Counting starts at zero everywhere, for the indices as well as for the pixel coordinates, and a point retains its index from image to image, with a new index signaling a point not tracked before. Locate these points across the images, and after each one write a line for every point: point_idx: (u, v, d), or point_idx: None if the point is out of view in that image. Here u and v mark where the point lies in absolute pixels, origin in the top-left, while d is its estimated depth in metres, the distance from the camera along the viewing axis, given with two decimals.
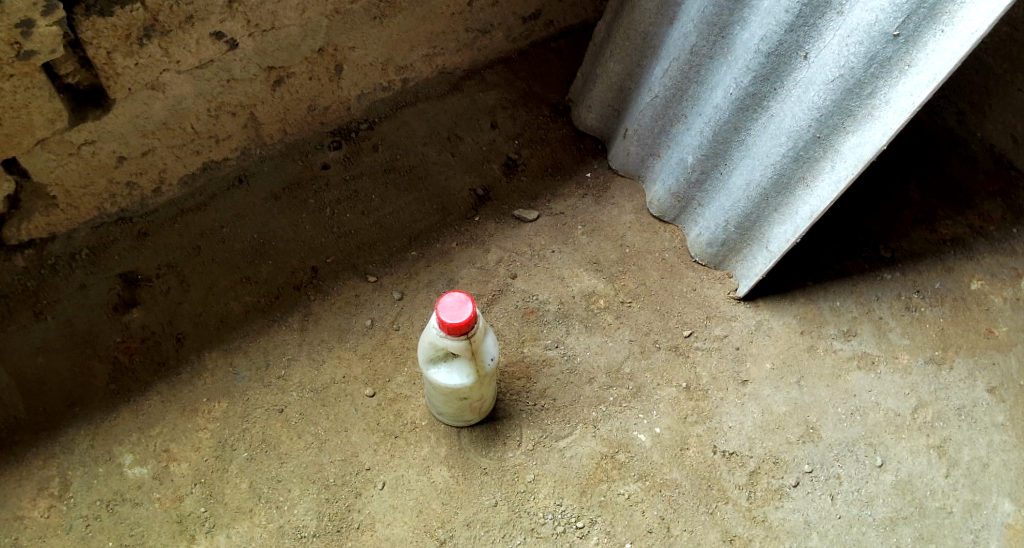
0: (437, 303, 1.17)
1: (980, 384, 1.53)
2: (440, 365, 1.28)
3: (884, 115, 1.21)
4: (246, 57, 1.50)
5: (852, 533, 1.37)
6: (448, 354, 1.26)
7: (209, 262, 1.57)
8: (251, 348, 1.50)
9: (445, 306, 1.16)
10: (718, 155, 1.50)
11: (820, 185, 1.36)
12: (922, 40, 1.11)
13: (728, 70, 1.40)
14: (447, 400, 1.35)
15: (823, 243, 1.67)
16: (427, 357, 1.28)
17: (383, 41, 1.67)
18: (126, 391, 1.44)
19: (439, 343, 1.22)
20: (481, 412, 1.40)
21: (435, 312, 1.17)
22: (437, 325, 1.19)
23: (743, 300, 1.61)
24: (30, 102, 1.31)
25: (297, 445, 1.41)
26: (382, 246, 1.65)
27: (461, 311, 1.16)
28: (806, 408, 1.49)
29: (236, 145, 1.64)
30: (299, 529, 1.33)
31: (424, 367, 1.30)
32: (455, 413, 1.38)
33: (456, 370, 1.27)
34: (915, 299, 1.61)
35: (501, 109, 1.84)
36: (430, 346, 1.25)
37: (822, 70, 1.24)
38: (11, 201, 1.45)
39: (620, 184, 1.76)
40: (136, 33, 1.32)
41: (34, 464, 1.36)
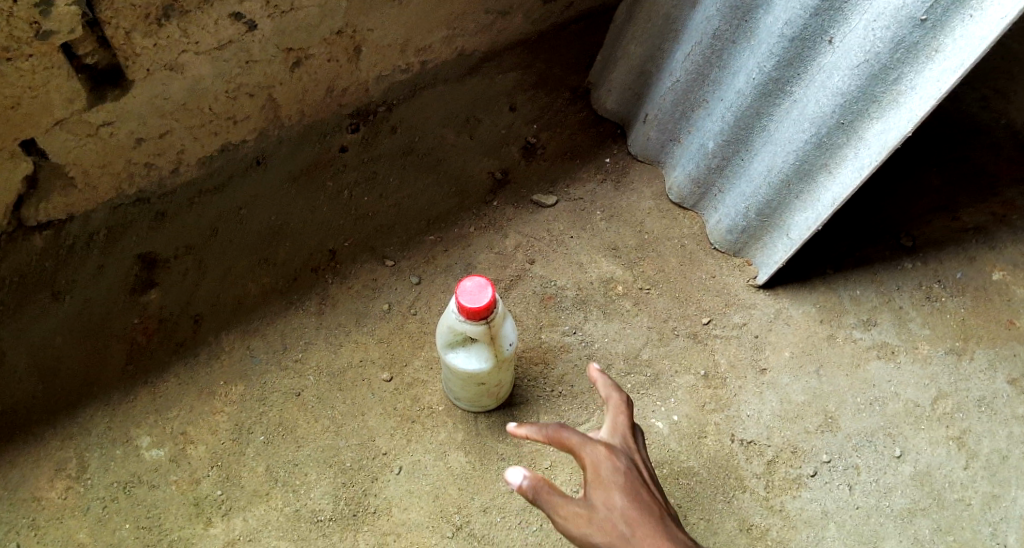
0: (455, 290, 1.15)
1: (1000, 376, 1.51)
2: (458, 349, 1.27)
3: (910, 101, 1.19)
4: (264, 38, 1.49)
5: (869, 524, 1.37)
6: (466, 338, 1.25)
7: (227, 245, 1.57)
8: (268, 331, 1.50)
9: (465, 292, 1.14)
10: (739, 141, 1.48)
11: (842, 171, 1.34)
12: (950, 25, 1.09)
13: (751, 54, 1.38)
14: (464, 385, 1.35)
15: (844, 231, 1.65)
16: (445, 341, 1.27)
17: (402, 23, 1.65)
18: (144, 372, 1.44)
19: (458, 329, 1.21)
20: (498, 396, 1.40)
21: (454, 296, 1.15)
22: (456, 309, 1.17)
23: (763, 287, 1.60)
24: (49, 82, 1.30)
25: (314, 429, 1.41)
26: (399, 231, 1.64)
27: (481, 297, 1.14)
28: (826, 398, 1.48)
29: (255, 127, 1.63)
30: (316, 513, 1.33)
31: (441, 349, 1.29)
32: (473, 398, 1.38)
33: (473, 352, 1.26)
34: (935, 289, 1.59)
35: (520, 92, 1.83)
36: (448, 330, 1.24)
37: (847, 54, 1.22)
38: (30, 181, 1.44)
39: (639, 169, 1.75)
40: (155, 13, 1.31)
41: (52, 445, 1.36)
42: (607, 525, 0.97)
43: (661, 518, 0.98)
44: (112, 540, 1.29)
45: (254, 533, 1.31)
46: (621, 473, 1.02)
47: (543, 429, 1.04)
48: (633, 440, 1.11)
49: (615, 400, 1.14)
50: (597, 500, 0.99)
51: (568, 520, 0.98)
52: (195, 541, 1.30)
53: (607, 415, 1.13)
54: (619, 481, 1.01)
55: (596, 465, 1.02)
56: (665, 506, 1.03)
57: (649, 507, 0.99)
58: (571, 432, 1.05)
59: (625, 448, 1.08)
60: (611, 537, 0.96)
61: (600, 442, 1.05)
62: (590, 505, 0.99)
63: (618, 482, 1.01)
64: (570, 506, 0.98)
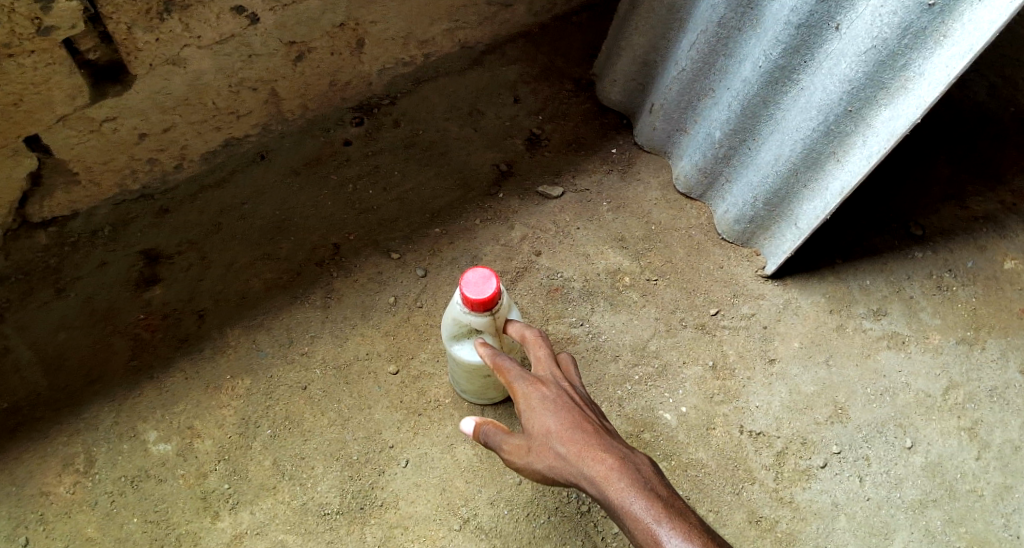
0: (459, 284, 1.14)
1: (1012, 365, 1.49)
2: (463, 341, 1.26)
3: (918, 87, 1.17)
4: (266, 31, 1.48)
5: (880, 515, 1.35)
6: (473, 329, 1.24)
7: (230, 239, 1.56)
8: (273, 324, 1.49)
9: (468, 285, 1.13)
10: (746, 129, 1.46)
11: (850, 159, 1.32)
12: (959, 9, 1.07)
13: (757, 42, 1.36)
14: (470, 377, 1.34)
15: (852, 220, 1.63)
16: (452, 333, 1.26)
17: (404, 15, 1.65)
18: (148, 367, 1.43)
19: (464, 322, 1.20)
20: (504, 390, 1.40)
21: (458, 288, 1.14)
22: (460, 301, 1.16)
23: (771, 277, 1.58)
24: (51, 78, 1.30)
25: (320, 422, 1.40)
26: (404, 223, 1.63)
27: (485, 289, 1.12)
28: (835, 389, 1.47)
29: (257, 121, 1.63)
30: (323, 506, 1.33)
31: (447, 340, 1.28)
32: (479, 390, 1.38)
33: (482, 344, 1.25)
34: (946, 278, 1.57)
35: (523, 84, 1.82)
36: (455, 322, 1.23)
37: (854, 41, 1.20)
38: (33, 178, 1.43)
39: (645, 160, 1.73)
40: (156, 7, 1.31)
41: (58, 440, 1.36)
42: (542, 449, 1.03)
43: (592, 431, 1.03)
44: (120, 535, 1.29)
45: (261, 528, 1.31)
46: (551, 397, 1.06)
47: (488, 356, 1.14)
48: (560, 368, 1.14)
49: (531, 338, 1.17)
50: (530, 427, 1.05)
51: (512, 452, 1.06)
52: (202, 535, 1.30)
53: (530, 353, 1.16)
54: (550, 406, 1.06)
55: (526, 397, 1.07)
56: (600, 420, 1.08)
57: (581, 424, 1.03)
58: (506, 365, 1.12)
59: (556, 377, 1.12)
60: (547, 458, 1.02)
61: (530, 375, 1.10)
62: (527, 434, 1.05)
63: (548, 407, 1.05)
64: (511, 441, 1.07)
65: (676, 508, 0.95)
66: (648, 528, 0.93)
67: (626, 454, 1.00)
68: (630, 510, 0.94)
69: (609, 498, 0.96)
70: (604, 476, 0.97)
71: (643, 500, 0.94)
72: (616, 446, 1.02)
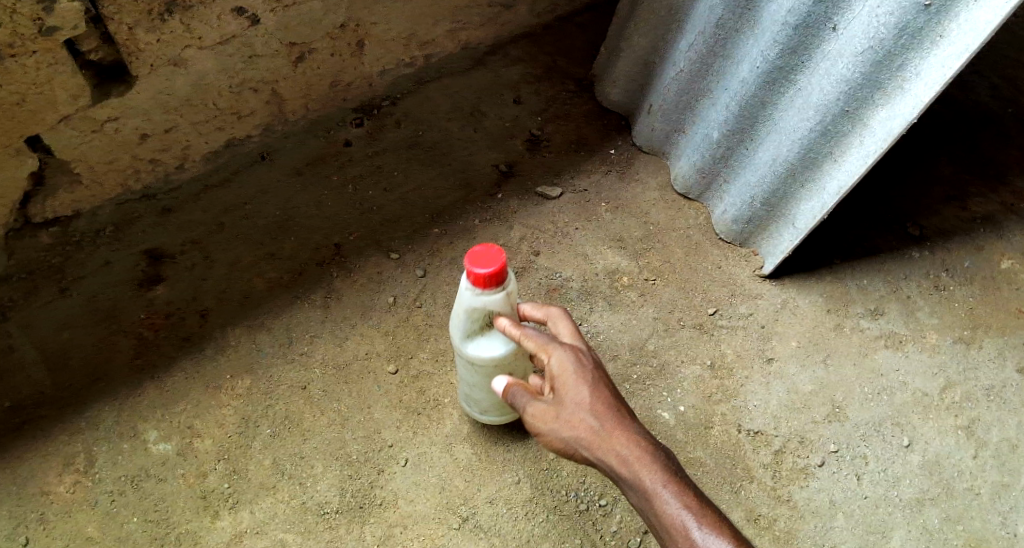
0: (466, 263, 1.12)
1: (1009, 364, 1.50)
2: (478, 336, 1.22)
3: (914, 87, 1.17)
4: (268, 32, 1.50)
5: (878, 513, 1.36)
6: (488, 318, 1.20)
7: (233, 238, 1.57)
8: (274, 324, 1.50)
9: (477, 261, 1.11)
10: (744, 129, 1.47)
11: (847, 159, 1.33)
12: (955, 9, 1.08)
13: (754, 43, 1.37)
14: (489, 382, 1.30)
15: (852, 220, 1.65)
16: (465, 329, 1.21)
17: (406, 15, 1.67)
18: (151, 366, 1.44)
19: (478, 305, 1.16)
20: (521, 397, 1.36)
21: (468, 266, 1.11)
22: (472, 283, 1.13)
23: (769, 278, 1.59)
24: (54, 77, 1.30)
25: (320, 422, 1.41)
26: (405, 222, 1.63)
27: (494, 260, 1.10)
28: (833, 388, 1.47)
29: (260, 121, 1.64)
30: (322, 506, 1.33)
31: (461, 338, 1.23)
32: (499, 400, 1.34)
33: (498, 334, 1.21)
34: (943, 278, 1.58)
35: (524, 85, 1.84)
36: (468, 314, 1.19)
37: (851, 42, 1.21)
38: (35, 178, 1.44)
39: (644, 161, 1.74)
40: (158, 8, 1.33)
41: (59, 439, 1.36)
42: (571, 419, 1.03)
43: (625, 411, 1.04)
44: (120, 535, 1.29)
45: (260, 526, 1.31)
46: (585, 368, 1.07)
47: (511, 329, 1.13)
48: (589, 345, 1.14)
49: (559, 315, 1.16)
50: (562, 395, 1.05)
51: (537, 417, 1.07)
52: (201, 535, 1.30)
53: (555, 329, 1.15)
54: (585, 378, 1.06)
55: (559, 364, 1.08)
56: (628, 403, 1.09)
57: (615, 402, 1.04)
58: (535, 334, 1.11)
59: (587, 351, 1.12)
60: (577, 428, 1.02)
61: (563, 345, 1.10)
62: (556, 401, 1.05)
63: (581, 378, 1.05)
64: (538, 406, 1.07)
65: (702, 500, 0.97)
66: (674, 515, 0.95)
67: (657, 440, 1.02)
68: (657, 496, 0.96)
69: (639, 478, 0.98)
70: (632, 457, 0.99)
71: (670, 487, 0.97)
72: (647, 430, 1.03)
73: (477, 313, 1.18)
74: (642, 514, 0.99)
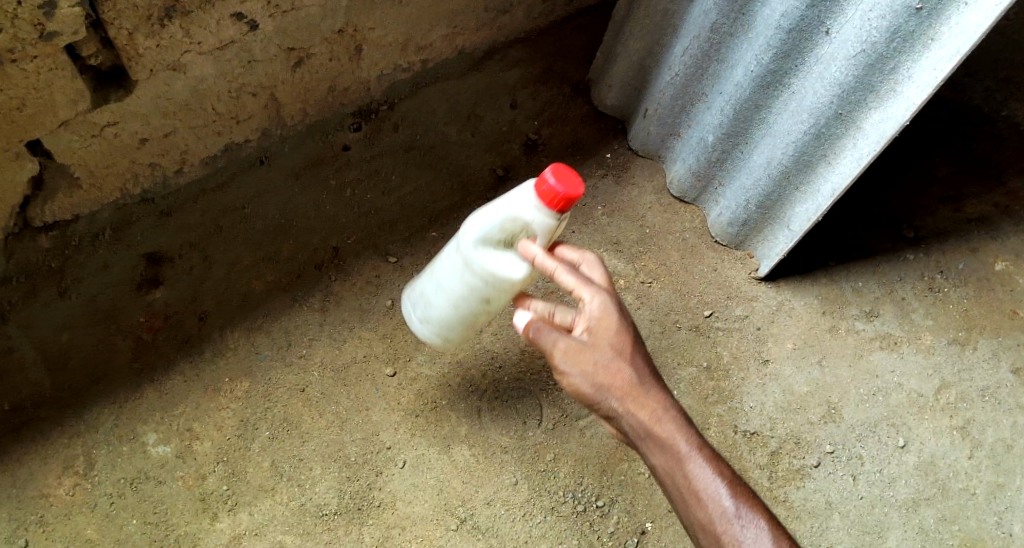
0: (546, 171, 1.07)
1: (1004, 364, 1.51)
2: (493, 250, 1.15)
3: (907, 90, 1.18)
4: (266, 37, 1.50)
5: (874, 513, 1.37)
6: (515, 236, 1.14)
7: (232, 241, 1.58)
8: (272, 327, 1.51)
9: (562, 174, 1.07)
10: (739, 133, 1.48)
11: (841, 161, 1.34)
12: (946, 13, 1.09)
13: (748, 47, 1.38)
14: (459, 297, 1.22)
15: (848, 221, 1.65)
16: (490, 231, 1.14)
17: (404, 20, 1.67)
18: (150, 369, 1.44)
19: (526, 216, 1.11)
20: (465, 329, 1.29)
21: (548, 176, 1.07)
22: (539, 194, 1.09)
23: (765, 280, 1.60)
24: (54, 82, 1.31)
25: (319, 424, 1.42)
26: (403, 225, 1.65)
27: (575, 182, 1.08)
28: (829, 389, 1.48)
29: (259, 125, 1.65)
30: (321, 508, 1.34)
31: (476, 238, 1.14)
32: (450, 321, 1.27)
33: (512, 255, 1.15)
34: (938, 280, 1.59)
35: (521, 88, 1.85)
36: (507, 218, 1.12)
37: (844, 45, 1.22)
38: (35, 181, 1.45)
39: (640, 164, 1.75)
40: (158, 13, 1.33)
41: (59, 442, 1.37)
42: (611, 368, 1.05)
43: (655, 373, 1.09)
44: (120, 537, 1.30)
45: (260, 528, 1.32)
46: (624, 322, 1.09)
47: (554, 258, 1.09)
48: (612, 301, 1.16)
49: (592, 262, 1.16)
50: (604, 342, 1.06)
51: (567, 354, 1.05)
52: (201, 537, 1.31)
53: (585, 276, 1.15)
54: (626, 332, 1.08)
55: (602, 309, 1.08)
56: None
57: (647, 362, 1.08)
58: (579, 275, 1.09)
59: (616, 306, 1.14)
60: (617, 377, 1.04)
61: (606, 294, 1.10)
62: (596, 346, 1.06)
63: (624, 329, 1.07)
64: (571, 343, 1.06)
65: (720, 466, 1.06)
66: (707, 481, 1.01)
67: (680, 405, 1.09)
68: (692, 461, 1.02)
69: (672, 437, 1.03)
70: (669, 421, 1.04)
71: (703, 452, 1.03)
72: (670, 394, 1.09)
73: (517, 225, 1.12)
74: (663, 473, 1.04)
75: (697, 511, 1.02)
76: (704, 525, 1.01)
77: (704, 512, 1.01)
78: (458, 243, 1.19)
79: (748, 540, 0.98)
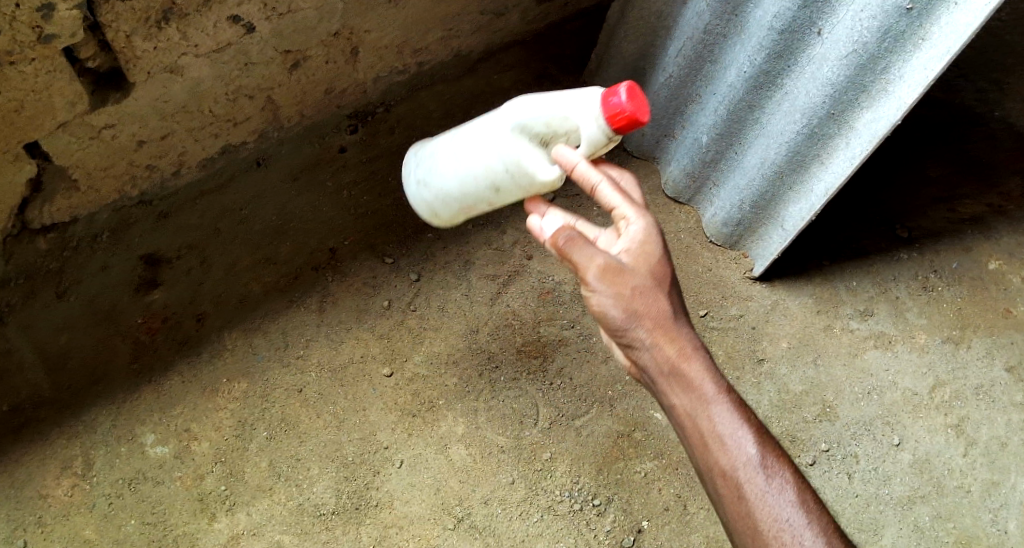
0: (622, 85, 1.01)
1: (998, 363, 1.52)
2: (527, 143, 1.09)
3: (898, 89, 1.19)
4: (263, 40, 1.51)
5: (869, 511, 1.37)
6: (557, 136, 1.09)
7: (230, 242, 1.59)
8: (270, 328, 1.51)
9: (635, 94, 1.00)
10: (733, 133, 1.49)
11: (834, 161, 1.35)
12: (936, 13, 1.10)
13: (741, 48, 1.39)
14: (469, 171, 1.17)
15: (842, 222, 1.66)
16: (534, 119, 1.08)
17: (399, 23, 1.68)
18: (148, 370, 1.45)
19: (583, 121, 1.05)
20: (452, 208, 1.25)
21: (621, 92, 1.00)
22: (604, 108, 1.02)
23: (759, 280, 1.61)
24: (53, 84, 1.32)
25: (316, 424, 1.42)
26: (399, 227, 1.65)
27: (644, 108, 1.01)
28: (823, 388, 1.49)
29: (255, 128, 1.65)
30: (319, 507, 1.35)
31: (517, 120, 1.09)
32: (446, 193, 1.24)
33: (543, 155, 1.10)
34: (932, 279, 1.60)
35: (516, 91, 1.86)
36: (558, 115, 1.07)
37: (836, 46, 1.23)
38: (34, 184, 1.45)
39: (635, 165, 1.76)
40: (155, 16, 1.33)
41: (58, 443, 1.37)
42: (647, 295, 1.00)
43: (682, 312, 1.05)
44: (118, 537, 1.30)
45: (257, 528, 1.33)
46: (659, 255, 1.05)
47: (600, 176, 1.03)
48: None
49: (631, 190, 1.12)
50: (642, 269, 1.01)
51: (604, 273, 0.98)
52: (199, 536, 1.31)
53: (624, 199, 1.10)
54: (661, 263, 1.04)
55: (641, 233, 1.04)
56: None
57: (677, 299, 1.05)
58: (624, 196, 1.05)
59: None
60: (653, 306, 1.00)
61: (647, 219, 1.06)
62: (633, 271, 1.00)
63: (660, 258, 1.03)
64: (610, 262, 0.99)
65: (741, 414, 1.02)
66: (734, 426, 0.98)
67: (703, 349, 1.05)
68: (719, 404, 0.99)
69: (700, 376, 1.00)
70: (697, 360, 1.01)
71: (728, 397, 1.00)
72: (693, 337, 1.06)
73: (567, 124, 1.07)
74: (684, 415, 1.00)
75: (718, 457, 0.98)
76: (725, 471, 0.97)
77: (726, 458, 0.97)
78: (494, 119, 1.13)
79: (772, 490, 0.95)
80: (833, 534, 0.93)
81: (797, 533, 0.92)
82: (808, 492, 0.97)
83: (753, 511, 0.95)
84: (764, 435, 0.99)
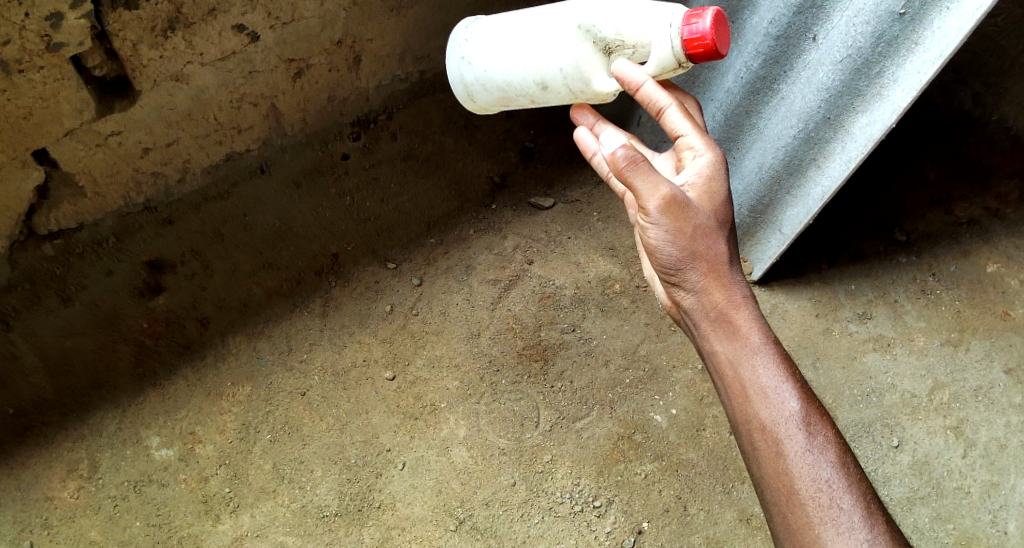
0: (709, 10, 1.01)
1: (997, 365, 1.53)
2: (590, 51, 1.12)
3: (893, 93, 1.20)
4: (267, 48, 1.54)
5: None
6: (623, 47, 1.11)
7: (232, 248, 1.60)
8: (273, 332, 1.53)
9: (719, 23, 1.01)
10: (732, 137, 1.51)
11: (830, 164, 1.35)
12: (928, 17, 1.11)
13: (738, 54, 1.41)
14: (522, 66, 1.20)
15: (840, 224, 1.67)
16: (604, 26, 1.10)
17: (400, 31, 1.70)
18: (152, 374, 1.47)
19: (658, 37, 1.05)
20: (491, 95, 1.29)
21: (708, 18, 1.00)
22: (686, 29, 1.02)
23: (757, 282, 1.62)
24: (60, 91, 1.34)
25: (319, 427, 1.44)
26: (401, 231, 1.67)
27: (724, 39, 1.02)
28: (822, 390, 1.50)
29: (258, 135, 1.67)
30: (322, 509, 1.36)
31: (585, 28, 1.11)
32: (491, 80, 1.26)
33: (604, 66, 1.14)
34: (930, 282, 1.61)
35: None
36: (631, 28, 1.08)
37: (831, 50, 1.25)
38: (41, 191, 1.49)
39: None
40: (161, 25, 1.36)
41: (63, 446, 1.39)
42: (706, 236, 1.06)
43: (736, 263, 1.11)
44: (123, 538, 1.32)
45: (261, 529, 1.34)
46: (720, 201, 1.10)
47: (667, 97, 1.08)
48: None
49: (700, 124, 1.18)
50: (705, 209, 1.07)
51: (670, 206, 1.03)
52: (204, 537, 1.32)
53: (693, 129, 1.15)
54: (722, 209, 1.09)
55: (707, 166, 1.08)
56: None
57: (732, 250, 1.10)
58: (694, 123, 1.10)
59: None
60: (710, 248, 1.06)
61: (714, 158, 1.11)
62: (697, 209, 1.05)
63: (723, 198, 1.08)
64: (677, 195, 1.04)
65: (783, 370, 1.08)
66: (777, 380, 1.04)
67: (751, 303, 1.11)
68: (764, 355, 1.05)
69: (748, 327, 1.06)
70: (746, 310, 1.07)
71: (773, 351, 1.05)
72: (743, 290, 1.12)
73: (638, 37, 1.08)
74: (726, 362, 1.07)
75: (759, 409, 1.03)
76: (764, 425, 1.02)
77: (767, 411, 1.03)
78: (559, 16, 1.14)
79: (811, 448, 1.01)
80: (870, 501, 0.99)
81: (835, 496, 0.98)
82: (847, 456, 1.02)
83: (790, 468, 1.00)
84: (807, 394, 1.04)
